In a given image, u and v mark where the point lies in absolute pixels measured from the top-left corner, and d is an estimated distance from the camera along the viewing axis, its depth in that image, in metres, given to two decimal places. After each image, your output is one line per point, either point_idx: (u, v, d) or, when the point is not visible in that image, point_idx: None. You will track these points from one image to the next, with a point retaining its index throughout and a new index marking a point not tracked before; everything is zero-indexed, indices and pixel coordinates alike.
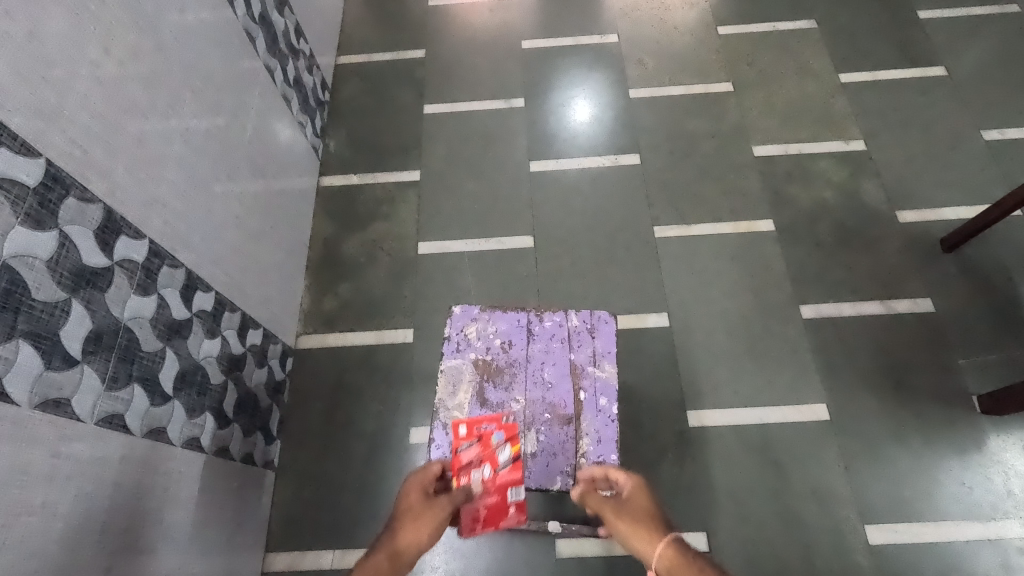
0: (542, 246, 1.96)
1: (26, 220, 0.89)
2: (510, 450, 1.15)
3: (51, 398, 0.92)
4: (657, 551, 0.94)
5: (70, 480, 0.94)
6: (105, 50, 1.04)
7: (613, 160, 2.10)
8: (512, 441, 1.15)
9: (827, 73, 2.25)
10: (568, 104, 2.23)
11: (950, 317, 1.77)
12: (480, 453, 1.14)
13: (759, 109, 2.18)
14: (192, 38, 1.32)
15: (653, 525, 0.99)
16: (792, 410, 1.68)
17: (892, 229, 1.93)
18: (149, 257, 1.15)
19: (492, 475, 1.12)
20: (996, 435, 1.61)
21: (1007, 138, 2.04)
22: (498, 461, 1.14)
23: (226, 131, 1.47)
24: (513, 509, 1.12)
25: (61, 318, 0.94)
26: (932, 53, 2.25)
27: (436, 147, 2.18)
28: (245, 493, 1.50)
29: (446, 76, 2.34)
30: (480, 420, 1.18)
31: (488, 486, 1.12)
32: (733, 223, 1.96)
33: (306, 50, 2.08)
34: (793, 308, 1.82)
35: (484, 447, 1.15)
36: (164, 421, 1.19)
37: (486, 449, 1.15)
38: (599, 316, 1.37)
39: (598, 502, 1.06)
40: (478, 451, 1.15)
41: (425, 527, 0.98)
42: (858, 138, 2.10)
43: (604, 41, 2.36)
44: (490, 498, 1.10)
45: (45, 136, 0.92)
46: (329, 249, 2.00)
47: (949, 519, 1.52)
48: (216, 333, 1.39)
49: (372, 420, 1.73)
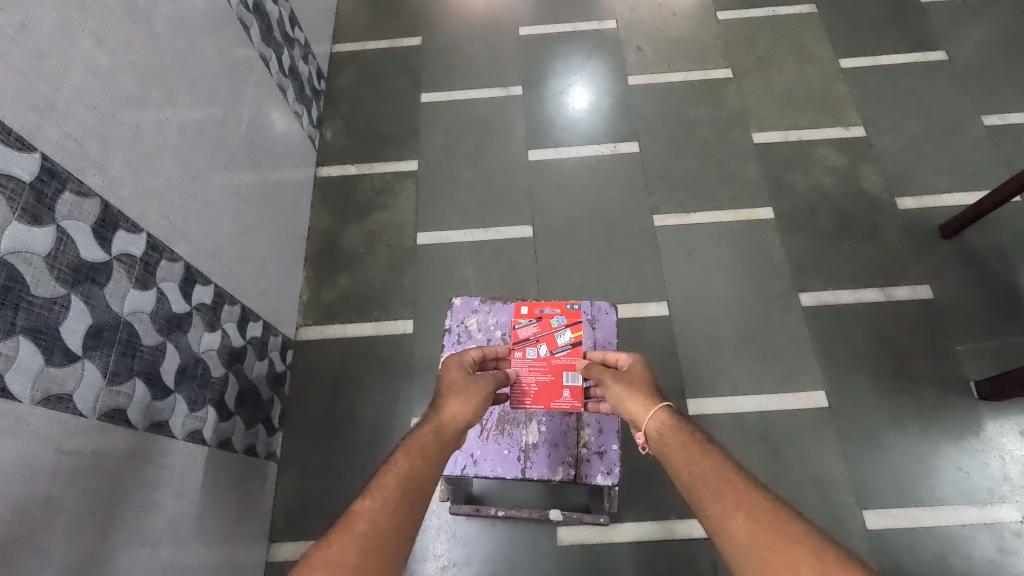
0: (541, 236, 1.95)
1: (23, 215, 0.88)
2: (569, 335, 1.25)
3: (53, 394, 0.92)
4: (650, 413, 1.01)
5: (74, 475, 0.95)
6: (98, 41, 1.03)
7: (612, 148, 2.09)
8: (572, 328, 1.26)
9: (827, 58, 2.23)
10: (566, 91, 2.21)
11: (949, 303, 1.78)
12: (536, 332, 1.26)
13: (758, 96, 2.16)
14: (186, 28, 1.31)
15: (647, 390, 1.05)
16: (791, 398, 1.69)
17: (892, 216, 1.92)
18: (147, 251, 1.15)
19: (548, 353, 1.24)
20: (993, 420, 1.62)
21: (1008, 124, 2.03)
22: (555, 343, 1.25)
23: (222, 123, 1.46)
24: (567, 393, 1.20)
25: (60, 313, 0.94)
26: (933, 37, 2.23)
27: (434, 136, 2.16)
28: (247, 484, 1.51)
29: (443, 64, 2.32)
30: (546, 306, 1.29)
31: (543, 364, 1.23)
32: (733, 211, 1.96)
33: (301, 38, 2.05)
34: (793, 296, 1.82)
35: (544, 328, 1.27)
36: (166, 415, 1.20)
37: (547, 329, 1.26)
38: (600, 307, 1.37)
39: (600, 371, 1.13)
40: (538, 330, 1.26)
41: (471, 402, 1.05)
42: (858, 124, 2.09)
43: (602, 28, 2.34)
44: (544, 373, 1.22)
45: (39, 130, 0.91)
46: (327, 241, 1.99)
47: (946, 504, 1.54)
48: (216, 326, 1.39)
49: (373, 411, 1.74)
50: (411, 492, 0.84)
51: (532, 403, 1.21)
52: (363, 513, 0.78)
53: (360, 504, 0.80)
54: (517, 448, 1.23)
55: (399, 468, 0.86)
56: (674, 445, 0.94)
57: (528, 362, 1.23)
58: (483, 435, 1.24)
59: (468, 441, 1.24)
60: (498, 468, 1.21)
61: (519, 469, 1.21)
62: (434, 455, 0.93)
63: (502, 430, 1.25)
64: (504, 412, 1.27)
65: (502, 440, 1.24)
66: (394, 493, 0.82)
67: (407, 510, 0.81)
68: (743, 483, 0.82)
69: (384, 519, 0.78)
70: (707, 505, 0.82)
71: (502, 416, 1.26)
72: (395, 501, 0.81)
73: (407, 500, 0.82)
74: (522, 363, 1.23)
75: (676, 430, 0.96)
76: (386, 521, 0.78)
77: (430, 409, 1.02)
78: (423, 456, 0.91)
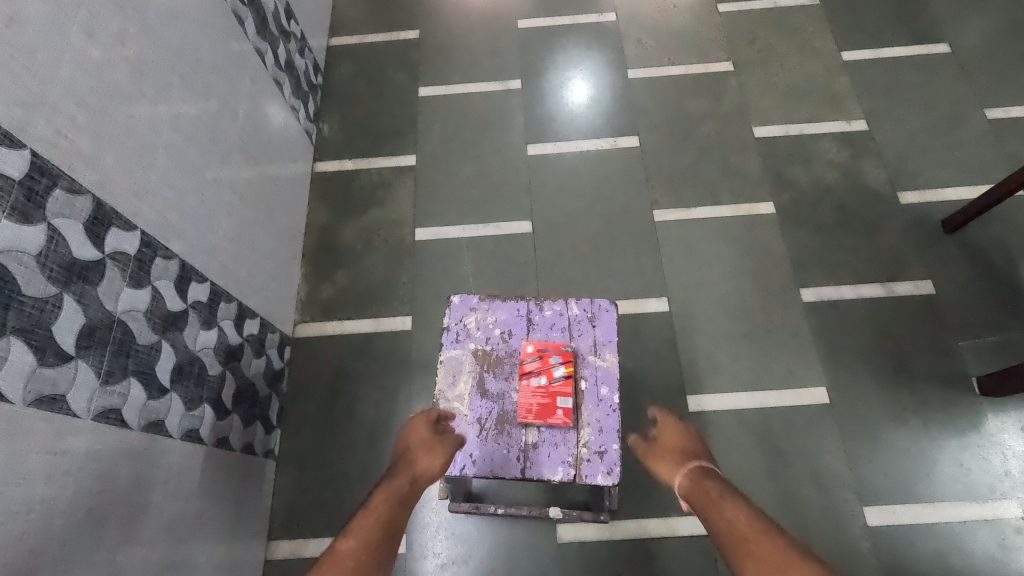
0: (541, 231, 1.94)
1: (13, 213, 0.86)
2: (565, 369, 1.27)
3: (46, 395, 0.91)
4: (690, 480, 1.24)
5: (68, 476, 0.94)
6: (88, 35, 1.01)
7: (611, 142, 2.07)
8: (568, 363, 1.28)
9: (829, 51, 2.21)
10: (565, 85, 2.19)
11: (951, 298, 1.77)
12: (538, 364, 1.27)
13: (759, 89, 2.14)
14: (179, 21, 1.28)
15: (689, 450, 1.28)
16: (792, 394, 1.68)
17: (894, 211, 1.91)
18: (141, 248, 1.13)
19: (546, 381, 1.25)
20: (994, 416, 1.61)
21: (1011, 117, 2.01)
22: (552, 375, 1.26)
23: (217, 118, 1.43)
24: (561, 414, 1.23)
25: (52, 313, 0.93)
26: (936, 29, 2.21)
27: (432, 130, 2.14)
28: (245, 483, 1.50)
29: (441, 58, 2.29)
30: (546, 342, 1.31)
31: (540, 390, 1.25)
32: (734, 206, 1.94)
33: (297, 32, 2.03)
34: (793, 292, 1.81)
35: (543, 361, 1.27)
36: (162, 414, 1.18)
37: (545, 363, 1.27)
38: (600, 304, 1.36)
39: (646, 448, 1.37)
40: (538, 364, 1.27)
41: (438, 455, 1.15)
42: (860, 118, 2.07)
43: (602, 20, 2.31)
44: (541, 397, 1.24)
45: (28, 126, 0.89)
46: (324, 237, 1.98)
47: (947, 500, 1.53)
48: (212, 324, 1.38)
49: (371, 408, 1.73)
50: (384, 538, 0.96)
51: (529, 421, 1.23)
52: (345, 552, 0.91)
53: (340, 544, 0.92)
54: (516, 449, 1.22)
55: (372, 516, 0.99)
56: (710, 500, 1.16)
57: (528, 391, 1.25)
58: (482, 436, 1.24)
59: (467, 441, 1.23)
60: (497, 469, 1.21)
61: (519, 469, 1.20)
62: (402, 504, 1.04)
63: (501, 430, 1.24)
64: (503, 411, 1.26)
65: (501, 440, 1.23)
66: (370, 538, 0.94)
67: (376, 554, 0.93)
68: (768, 528, 1.01)
69: (361, 559, 0.90)
70: (728, 548, 1.03)
71: (501, 415, 1.25)
72: (368, 546, 0.93)
73: (380, 543, 0.95)
74: (522, 391, 1.26)
75: (715, 488, 1.18)
76: (360, 560, 0.90)
77: (400, 464, 1.13)
78: (395, 503, 1.03)
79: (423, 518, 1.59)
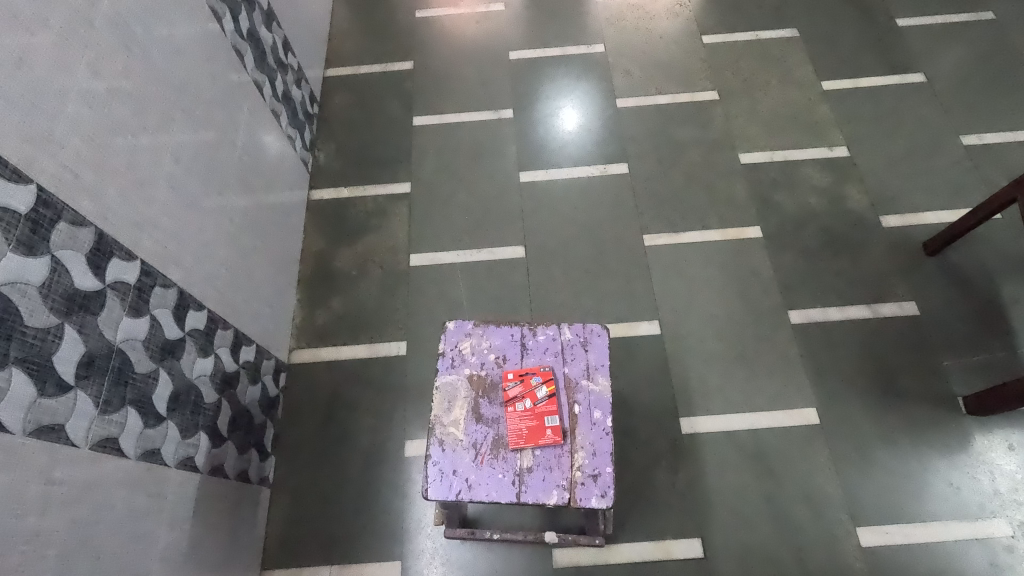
0: (534, 256, 1.97)
1: (18, 247, 0.89)
2: (547, 388, 1.30)
3: (45, 424, 0.92)
4: None
5: (66, 508, 0.94)
6: (94, 73, 1.04)
7: (601, 169, 2.13)
8: (549, 382, 1.31)
9: (810, 81, 2.29)
10: (556, 114, 2.25)
11: (935, 320, 1.81)
12: (521, 390, 1.30)
13: (744, 117, 2.21)
14: (180, 56, 1.32)
15: None
16: (783, 415, 1.70)
17: (877, 234, 1.96)
18: (141, 277, 1.15)
19: (531, 405, 1.28)
20: (981, 435, 1.64)
21: (985, 143, 2.08)
22: (536, 396, 1.29)
23: (215, 148, 1.47)
24: (551, 433, 1.25)
25: (53, 343, 0.95)
26: (911, 60, 2.30)
27: (426, 158, 2.19)
28: (240, 511, 1.50)
29: (435, 88, 2.36)
30: (523, 366, 1.35)
31: (527, 413, 1.28)
32: (722, 230, 1.99)
33: (295, 64, 2.09)
34: (782, 314, 1.85)
35: (524, 387, 1.31)
36: (158, 443, 1.19)
37: (527, 386, 1.30)
38: (592, 329, 1.39)
39: None
40: (520, 388, 1.31)
41: None
42: (842, 144, 2.14)
43: (591, 51, 2.40)
44: (528, 419, 1.27)
45: (36, 162, 0.92)
46: (320, 263, 2.00)
47: (938, 520, 1.55)
48: (209, 351, 1.39)
49: (366, 434, 1.73)
50: None
51: (521, 446, 1.25)
52: None
53: None
54: (512, 473, 1.23)
55: None
56: None
57: (516, 416, 1.28)
58: (477, 461, 1.25)
59: (463, 466, 1.24)
60: (493, 493, 1.22)
61: (514, 494, 1.21)
62: None
63: (497, 455, 1.25)
64: (498, 436, 1.27)
65: (497, 464, 1.24)
66: None
67: None
68: None
69: None
70: None
71: (496, 440, 1.26)
72: None
73: None
74: (510, 417, 1.28)
75: None
76: None
77: None
78: None
79: (419, 545, 1.58)
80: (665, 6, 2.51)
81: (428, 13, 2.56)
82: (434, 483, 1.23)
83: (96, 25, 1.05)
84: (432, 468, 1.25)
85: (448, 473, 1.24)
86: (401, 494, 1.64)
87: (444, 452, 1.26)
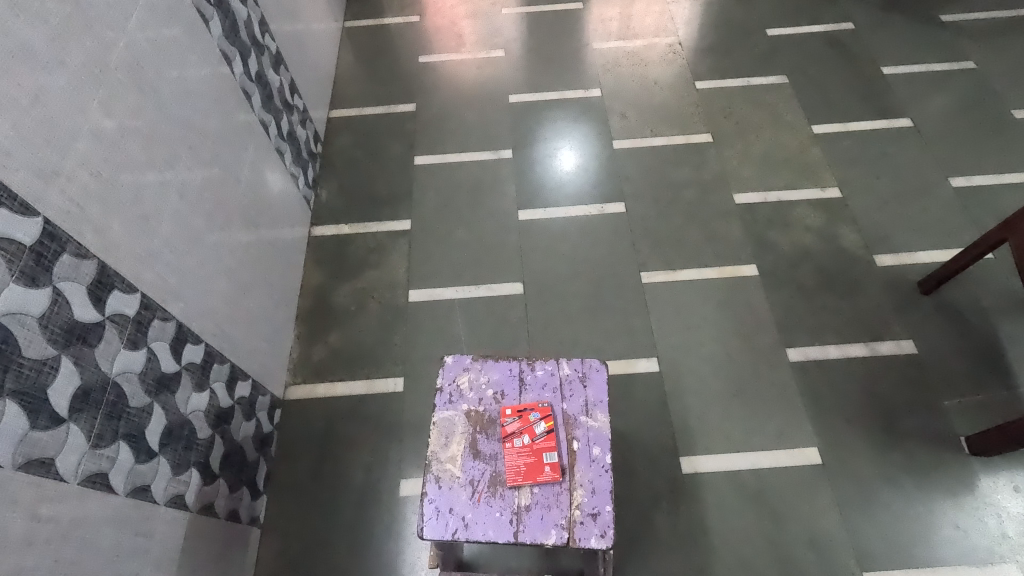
0: (533, 293, 1.98)
1: (21, 277, 0.89)
2: (545, 424, 1.29)
3: (35, 457, 0.91)
4: None
5: (49, 544, 0.91)
6: (105, 110, 1.07)
7: (599, 208, 2.16)
8: (547, 418, 1.30)
9: (801, 124, 2.36)
10: (554, 155, 2.31)
11: (932, 358, 1.81)
12: (521, 426, 1.29)
13: (737, 159, 2.27)
14: (190, 97, 1.37)
15: None
16: (784, 454, 1.68)
17: (872, 273, 1.98)
18: (141, 310, 1.15)
19: (529, 441, 1.27)
20: (986, 476, 1.62)
21: (973, 185, 2.14)
22: (534, 432, 1.28)
23: (220, 185, 1.50)
24: (549, 470, 1.23)
25: (48, 375, 0.94)
26: (897, 106, 2.38)
27: (427, 196, 2.23)
28: (229, 552, 1.45)
29: (437, 129, 2.42)
30: (521, 402, 1.33)
31: (527, 451, 1.26)
32: (719, 269, 2.01)
33: (300, 105, 2.14)
34: (780, 352, 1.85)
35: (523, 423, 1.29)
36: (148, 479, 1.16)
37: (525, 422, 1.29)
38: (591, 364, 1.38)
39: None
40: (518, 424, 1.29)
41: None
42: (833, 185, 2.19)
43: (587, 95, 2.48)
44: (527, 456, 1.25)
45: (44, 196, 0.93)
46: (319, 298, 2.01)
47: (948, 564, 1.51)
48: (205, 386, 1.38)
49: (361, 473, 1.70)
50: None
51: (519, 483, 1.22)
52: None
53: None
54: (509, 511, 1.20)
55: None
56: None
57: (513, 453, 1.26)
58: (474, 498, 1.22)
59: (459, 504, 1.22)
60: (490, 532, 1.19)
61: (511, 533, 1.18)
62: None
63: (494, 492, 1.22)
64: (495, 473, 1.25)
65: (495, 502, 1.21)
66: None
67: None
68: None
69: None
70: None
71: (493, 477, 1.24)
72: None
73: None
74: (508, 454, 1.26)
75: None
76: None
77: None
78: None
79: None
80: (659, 53, 2.61)
81: (431, 58, 2.66)
82: (431, 522, 1.21)
83: (111, 65, 1.09)
84: (431, 505, 1.22)
85: (446, 511, 1.21)
86: (394, 536, 1.60)
87: (440, 489, 1.23)
